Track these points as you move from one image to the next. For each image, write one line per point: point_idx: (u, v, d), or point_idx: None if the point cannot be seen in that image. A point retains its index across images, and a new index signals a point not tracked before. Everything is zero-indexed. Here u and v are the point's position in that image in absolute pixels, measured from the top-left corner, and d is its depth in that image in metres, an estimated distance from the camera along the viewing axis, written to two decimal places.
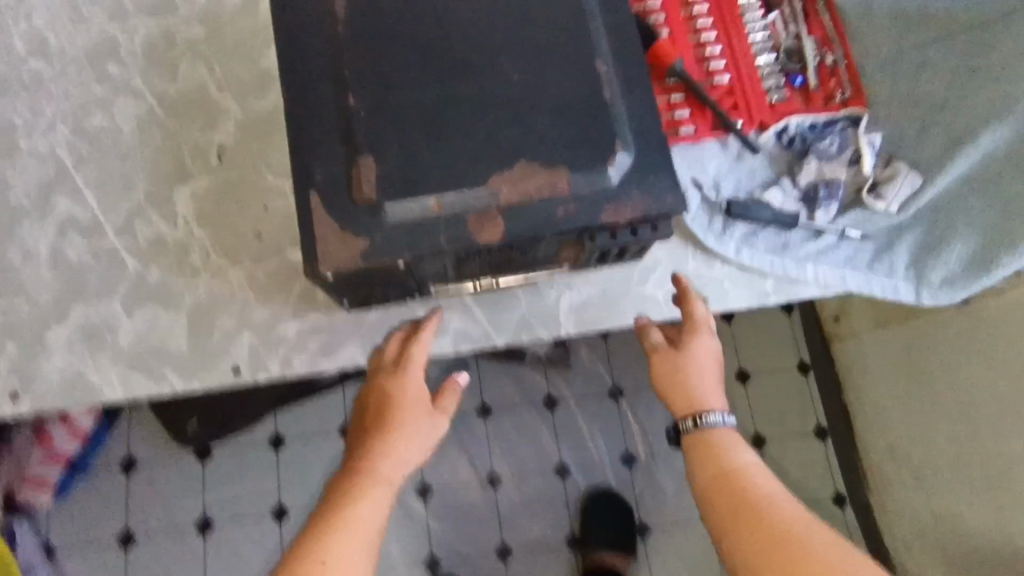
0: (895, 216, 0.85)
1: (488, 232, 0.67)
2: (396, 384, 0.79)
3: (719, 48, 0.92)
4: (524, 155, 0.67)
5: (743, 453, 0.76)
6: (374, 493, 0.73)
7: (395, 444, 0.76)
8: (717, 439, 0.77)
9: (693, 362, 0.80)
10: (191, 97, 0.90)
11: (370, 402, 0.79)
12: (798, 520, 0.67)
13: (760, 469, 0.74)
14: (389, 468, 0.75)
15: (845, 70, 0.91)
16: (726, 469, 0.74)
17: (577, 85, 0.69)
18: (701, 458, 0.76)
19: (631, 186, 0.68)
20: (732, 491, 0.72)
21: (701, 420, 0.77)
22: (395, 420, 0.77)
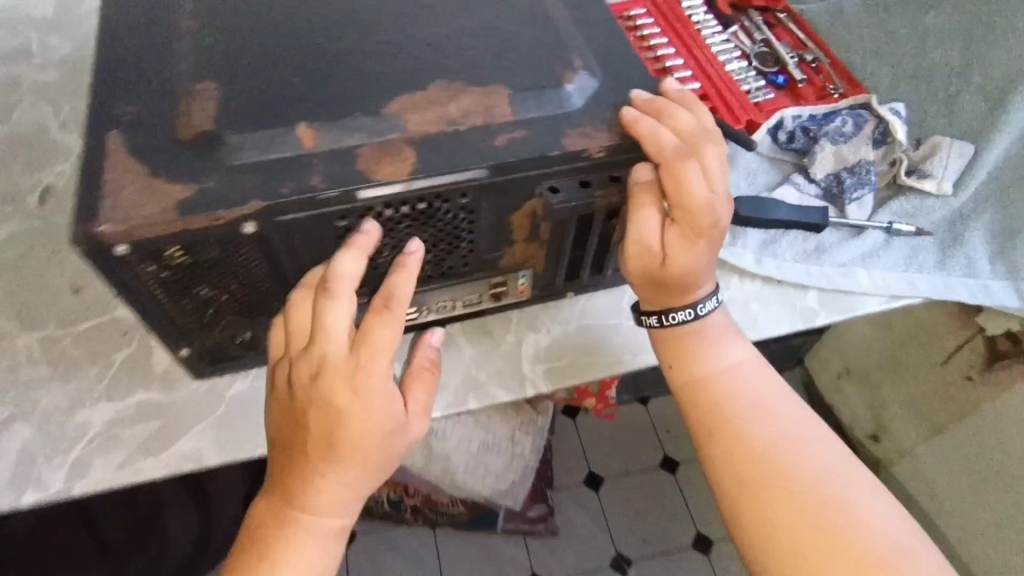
0: (952, 200, 0.64)
1: (391, 171, 0.42)
2: (345, 388, 0.42)
3: (681, 61, 0.78)
4: (441, 75, 0.46)
5: (732, 351, 0.51)
6: (302, 536, 0.43)
7: (340, 479, 0.43)
8: (695, 337, 0.52)
9: (692, 266, 0.48)
10: (22, 137, 0.69)
11: (301, 410, 0.42)
12: (789, 441, 0.47)
13: (747, 366, 0.51)
14: (325, 510, 0.44)
15: (831, 66, 0.77)
16: (696, 373, 0.51)
17: (511, 4, 0.51)
18: (670, 360, 0.52)
19: (601, 109, 0.46)
20: (701, 405, 0.50)
21: (668, 318, 0.52)
22: (348, 447, 0.42)
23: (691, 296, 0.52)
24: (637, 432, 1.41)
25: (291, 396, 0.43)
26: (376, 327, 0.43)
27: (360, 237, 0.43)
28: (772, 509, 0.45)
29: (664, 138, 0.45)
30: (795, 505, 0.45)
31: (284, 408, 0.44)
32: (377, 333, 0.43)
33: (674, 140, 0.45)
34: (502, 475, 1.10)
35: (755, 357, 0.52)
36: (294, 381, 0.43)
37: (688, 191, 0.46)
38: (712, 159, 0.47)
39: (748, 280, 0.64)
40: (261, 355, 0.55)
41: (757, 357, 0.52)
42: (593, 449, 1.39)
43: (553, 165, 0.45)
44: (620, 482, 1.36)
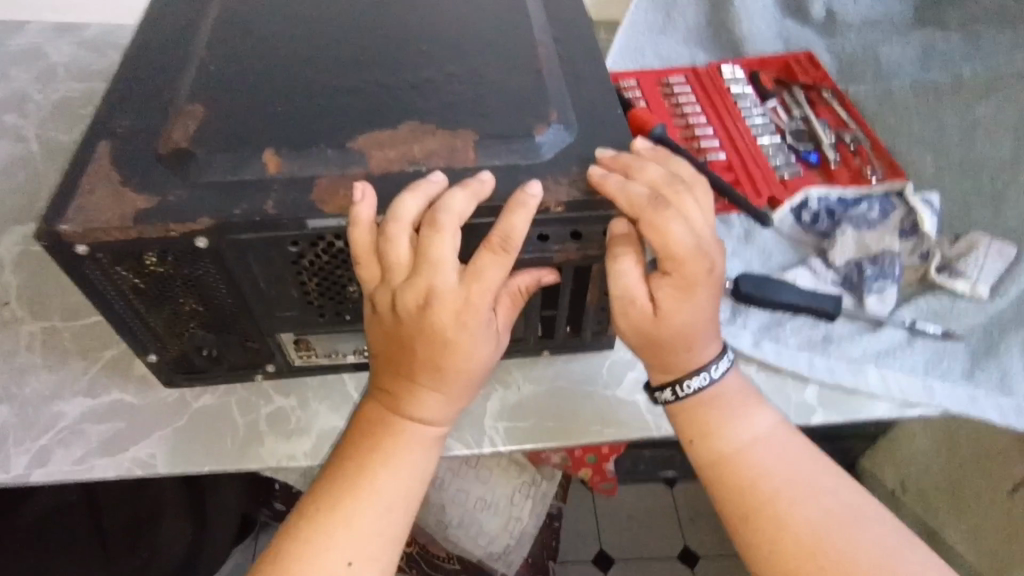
0: (989, 304, 0.58)
1: (345, 202, 0.43)
2: (454, 320, 0.42)
3: (711, 130, 0.76)
4: (416, 115, 0.47)
5: (755, 414, 0.47)
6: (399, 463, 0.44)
7: (444, 398, 0.44)
8: (716, 408, 0.47)
9: (692, 316, 0.45)
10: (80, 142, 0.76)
11: (409, 335, 0.42)
12: (838, 521, 0.43)
13: (774, 436, 0.46)
14: (430, 425, 0.45)
15: (871, 149, 0.72)
16: (722, 449, 0.46)
17: (505, 55, 0.52)
18: (691, 434, 0.47)
19: (570, 165, 0.46)
20: (732, 486, 0.45)
21: (682, 387, 0.47)
22: (456, 365, 0.43)
23: (694, 360, 0.47)
24: (656, 515, 1.32)
25: (402, 322, 0.43)
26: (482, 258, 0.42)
27: (427, 184, 0.43)
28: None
29: (637, 191, 0.43)
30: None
31: (387, 333, 0.44)
32: (485, 265, 0.42)
33: (647, 191, 0.43)
34: (495, 536, 1.03)
35: (780, 424, 0.47)
36: (402, 308, 0.42)
37: (671, 241, 0.43)
38: (690, 209, 0.45)
39: (742, 364, 0.59)
40: (229, 372, 0.56)
41: (784, 422, 0.48)
42: (606, 525, 1.31)
43: None
44: (631, 567, 1.27)
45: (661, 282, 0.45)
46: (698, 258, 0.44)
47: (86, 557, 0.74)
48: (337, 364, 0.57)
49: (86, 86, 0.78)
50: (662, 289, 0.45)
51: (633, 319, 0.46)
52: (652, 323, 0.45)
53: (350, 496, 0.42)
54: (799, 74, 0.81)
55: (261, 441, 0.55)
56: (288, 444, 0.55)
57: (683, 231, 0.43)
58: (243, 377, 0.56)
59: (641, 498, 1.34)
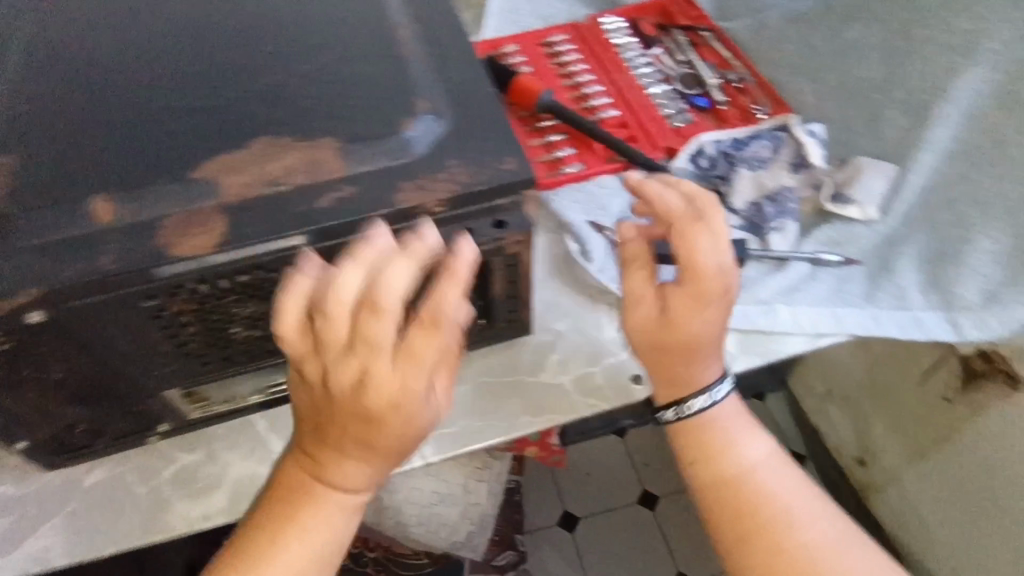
0: (879, 223, 0.60)
1: (196, 243, 0.38)
2: (388, 403, 0.38)
3: (599, 87, 0.74)
4: (266, 126, 0.42)
5: (750, 444, 0.46)
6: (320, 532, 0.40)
7: (369, 470, 0.41)
8: (718, 427, 0.46)
9: (695, 326, 0.45)
10: None
11: (340, 411, 0.38)
12: (830, 555, 0.42)
13: (770, 463, 0.45)
14: (355, 492, 0.41)
15: (756, 86, 0.72)
16: (724, 471, 0.45)
17: (360, 43, 0.47)
18: (694, 456, 0.46)
19: (444, 157, 0.42)
20: (732, 509, 0.44)
21: (683, 408, 0.47)
22: (385, 442, 0.39)
23: (699, 379, 0.47)
24: (613, 466, 1.34)
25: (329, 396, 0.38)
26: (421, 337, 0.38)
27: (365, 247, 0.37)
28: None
29: (670, 203, 0.47)
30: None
31: (315, 401, 0.39)
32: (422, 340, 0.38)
33: (680, 203, 0.47)
34: (457, 527, 1.02)
35: (780, 452, 0.46)
36: (332, 388, 0.38)
37: (693, 253, 0.45)
38: (717, 226, 0.45)
39: None
40: (120, 441, 0.50)
41: (781, 449, 0.47)
42: (567, 486, 1.33)
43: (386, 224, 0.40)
44: (595, 521, 1.30)
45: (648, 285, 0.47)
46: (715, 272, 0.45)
47: None
48: (240, 408, 0.53)
49: None
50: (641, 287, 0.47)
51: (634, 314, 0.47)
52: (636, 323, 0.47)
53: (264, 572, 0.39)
54: (677, 16, 0.79)
55: (168, 509, 0.50)
56: (201, 504, 0.51)
57: (710, 248, 0.45)
58: (136, 443, 0.51)
59: (597, 453, 1.35)
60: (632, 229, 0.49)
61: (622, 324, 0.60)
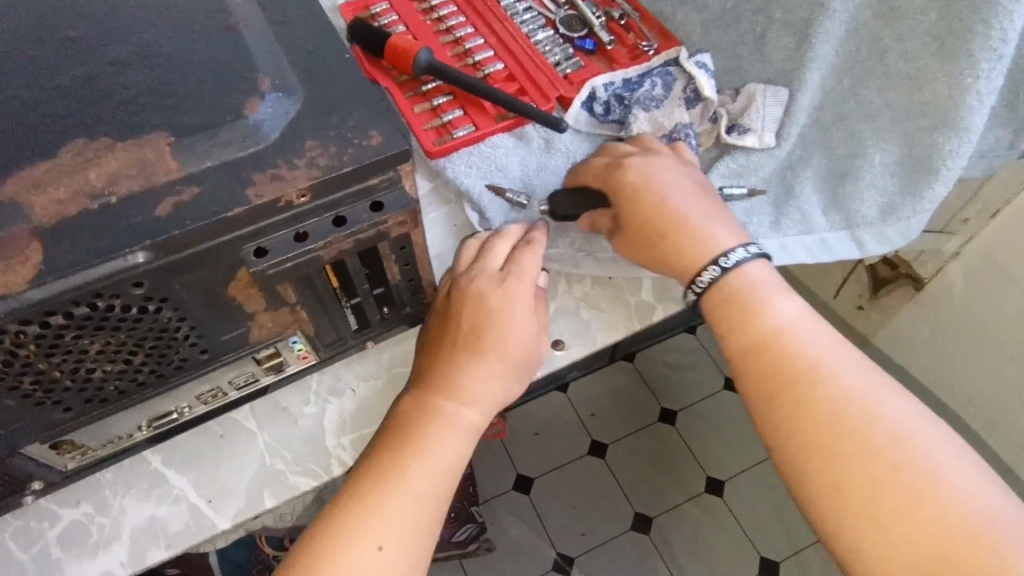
0: (777, 150, 0.58)
1: (12, 279, 0.32)
2: (498, 294, 0.46)
3: (481, 40, 0.69)
4: (81, 129, 0.36)
5: (780, 300, 0.44)
6: (431, 437, 0.42)
7: (483, 373, 0.44)
8: (747, 294, 0.45)
9: (638, 190, 0.50)
10: None
11: (455, 311, 0.46)
12: (876, 400, 0.39)
13: (806, 323, 0.43)
14: (469, 406, 0.43)
15: (641, 20, 0.69)
16: (753, 335, 0.43)
17: (184, 18, 0.41)
18: (726, 325, 0.45)
19: (299, 139, 0.37)
20: (766, 368, 0.42)
21: (699, 283, 0.47)
22: (496, 332, 0.45)
23: (714, 247, 0.47)
24: (559, 423, 1.35)
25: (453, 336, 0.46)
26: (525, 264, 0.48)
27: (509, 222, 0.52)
28: (845, 473, 0.37)
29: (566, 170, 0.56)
30: (866, 468, 0.37)
31: (437, 319, 0.47)
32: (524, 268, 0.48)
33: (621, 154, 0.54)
34: None
35: (816, 316, 0.44)
36: (459, 314, 0.46)
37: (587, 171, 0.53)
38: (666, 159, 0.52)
39: (577, 284, 0.57)
40: None
41: (815, 314, 0.44)
42: (517, 450, 1.33)
43: (241, 225, 0.35)
44: (551, 479, 1.30)
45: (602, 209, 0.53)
46: (607, 165, 0.53)
47: None
48: (126, 447, 0.47)
49: None
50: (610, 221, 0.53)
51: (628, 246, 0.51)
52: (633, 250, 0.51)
53: (383, 465, 0.41)
54: None
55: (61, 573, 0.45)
56: (98, 561, 0.45)
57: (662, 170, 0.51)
58: (7, 508, 0.45)
59: (542, 412, 1.35)
60: (583, 216, 0.54)
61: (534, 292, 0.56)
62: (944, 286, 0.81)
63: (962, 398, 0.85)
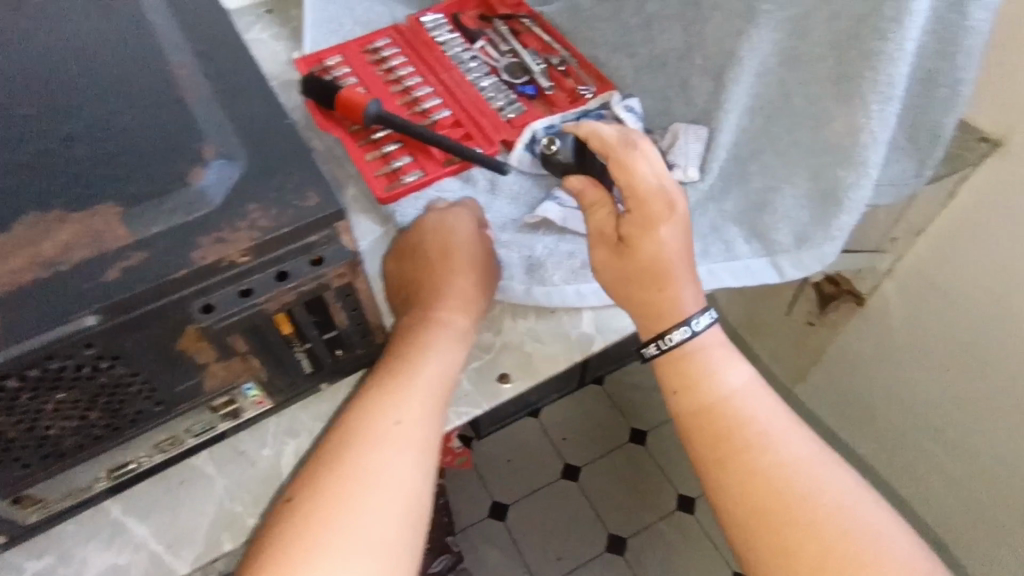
0: (700, 183, 0.62)
1: None
2: (456, 234, 0.59)
3: (429, 89, 0.74)
4: (35, 202, 0.38)
5: (731, 365, 0.47)
6: (429, 339, 0.50)
7: (462, 284, 0.55)
8: (698, 357, 0.48)
9: (655, 234, 0.48)
10: None
11: (424, 257, 0.57)
12: (809, 467, 0.43)
13: (750, 389, 0.46)
14: (455, 315, 0.53)
15: (579, 66, 0.74)
16: (702, 400, 0.46)
17: (134, 93, 0.44)
18: (676, 385, 0.48)
19: (242, 201, 0.40)
20: (711, 434, 0.45)
21: (665, 341, 0.49)
22: (464, 256, 0.57)
23: (682, 310, 0.48)
24: (532, 448, 1.37)
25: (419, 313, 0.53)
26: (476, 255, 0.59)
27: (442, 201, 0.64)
28: (785, 536, 0.41)
29: (612, 147, 0.50)
30: (810, 534, 0.40)
31: (405, 274, 0.58)
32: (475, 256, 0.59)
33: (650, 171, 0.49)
34: None
35: (758, 380, 0.47)
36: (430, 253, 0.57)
37: (638, 178, 0.49)
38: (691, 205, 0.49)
39: (522, 317, 0.60)
40: None
41: (761, 380, 0.48)
42: (492, 477, 1.34)
43: (187, 284, 0.38)
44: (525, 504, 1.32)
45: (609, 214, 0.51)
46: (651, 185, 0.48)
47: None
48: (87, 499, 0.48)
49: None
50: (608, 225, 0.51)
51: (605, 262, 0.51)
52: (608, 259, 0.51)
53: (389, 366, 0.48)
54: (497, 7, 0.80)
55: None
56: None
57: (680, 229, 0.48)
58: None
59: (514, 438, 1.38)
60: (577, 182, 0.52)
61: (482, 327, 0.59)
62: (880, 303, 0.85)
63: (907, 406, 0.90)
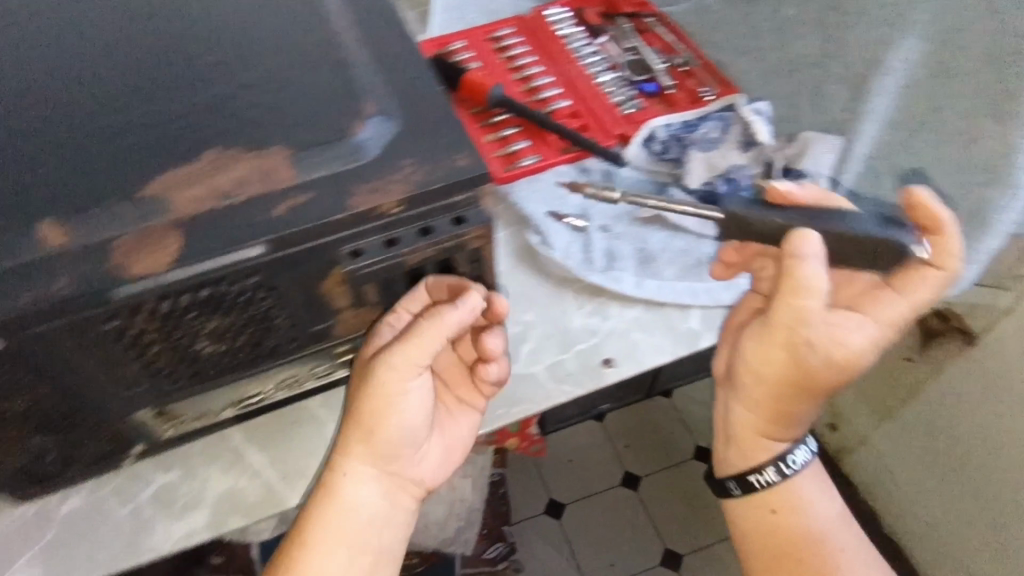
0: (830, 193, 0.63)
1: (153, 260, 0.37)
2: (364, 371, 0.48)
3: (549, 79, 0.75)
4: (213, 138, 0.41)
5: (826, 499, 0.54)
6: (347, 493, 0.48)
7: (381, 435, 0.48)
8: (802, 488, 0.54)
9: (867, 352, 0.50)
10: None
11: (362, 379, 0.49)
12: None
13: (837, 522, 0.54)
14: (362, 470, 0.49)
15: (703, 68, 0.73)
16: (795, 529, 0.53)
17: (300, 50, 0.47)
18: (774, 507, 0.54)
19: (396, 156, 0.42)
20: (797, 561, 0.52)
21: (786, 463, 0.53)
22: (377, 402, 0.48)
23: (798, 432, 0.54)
24: (592, 451, 1.36)
25: (371, 382, 0.47)
26: (445, 289, 0.48)
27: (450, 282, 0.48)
28: None
29: (933, 281, 0.49)
30: None
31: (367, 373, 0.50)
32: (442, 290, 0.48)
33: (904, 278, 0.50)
34: (445, 523, 1.02)
35: (843, 514, 0.55)
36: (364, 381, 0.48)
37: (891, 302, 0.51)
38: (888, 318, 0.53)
39: (627, 305, 0.60)
40: (94, 468, 0.50)
41: (845, 513, 0.55)
42: (549, 474, 1.33)
43: (344, 228, 0.40)
44: (580, 507, 1.31)
45: (856, 318, 0.50)
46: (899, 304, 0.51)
47: None
48: (213, 423, 0.52)
49: None
50: (843, 332, 0.48)
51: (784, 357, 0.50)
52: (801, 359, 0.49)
53: (315, 514, 0.48)
54: (621, 5, 0.80)
55: (150, 528, 0.50)
56: (182, 521, 0.51)
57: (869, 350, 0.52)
58: (107, 469, 0.50)
59: (577, 440, 1.37)
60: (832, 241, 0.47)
61: (588, 310, 0.60)
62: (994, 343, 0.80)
63: None
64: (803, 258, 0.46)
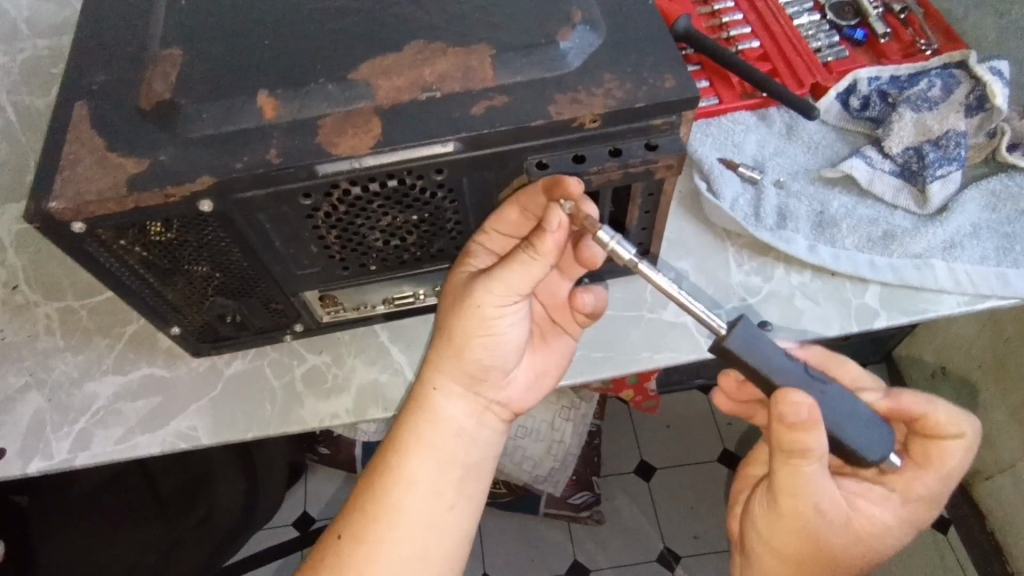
0: None
1: (355, 142, 0.38)
2: (459, 288, 0.44)
3: (740, 16, 0.66)
4: (421, 31, 0.41)
5: None
6: (430, 417, 0.45)
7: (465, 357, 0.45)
8: None
9: (881, 519, 0.43)
10: (36, 75, 0.68)
11: (447, 295, 0.45)
12: None
13: None
14: (446, 398, 0.46)
15: (924, 17, 0.65)
16: None
17: None
18: None
19: (599, 69, 0.40)
20: None
21: None
22: (463, 325, 0.43)
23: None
24: (694, 419, 1.26)
25: (465, 301, 0.43)
26: (536, 203, 0.41)
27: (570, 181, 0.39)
28: None
29: (953, 451, 0.44)
30: None
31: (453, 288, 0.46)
32: (536, 201, 0.41)
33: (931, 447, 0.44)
34: (540, 461, 1.02)
35: None
36: (450, 305, 0.44)
37: (920, 479, 0.44)
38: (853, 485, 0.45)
39: (796, 270, 0.56)
40: (258, 338, 0.53)
41: None
42: (644, 435, 1.25)
43: (536, 136, 0.39)
44: (675, 474, 1.22)
45: (871, 485, 0.45)
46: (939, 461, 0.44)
47: (148, 517, 0.77)
48: (367, 317, 0.54)
49: (54, 40, 0.69)
50: (864, 502, 0.44)
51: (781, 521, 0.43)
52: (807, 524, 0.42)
53: (400, 437, 0.45)
54: None
55: (301, 404, 0.53)
56: (329, 403, 0.53)
57: (882, 512, 0.43)
58: (271, 340, 0.54)
59: (679, 406, 1.27)
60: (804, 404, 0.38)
61: (750, 267, 0.56)
62: None
63: None
64: (803, 417, 0.38)
